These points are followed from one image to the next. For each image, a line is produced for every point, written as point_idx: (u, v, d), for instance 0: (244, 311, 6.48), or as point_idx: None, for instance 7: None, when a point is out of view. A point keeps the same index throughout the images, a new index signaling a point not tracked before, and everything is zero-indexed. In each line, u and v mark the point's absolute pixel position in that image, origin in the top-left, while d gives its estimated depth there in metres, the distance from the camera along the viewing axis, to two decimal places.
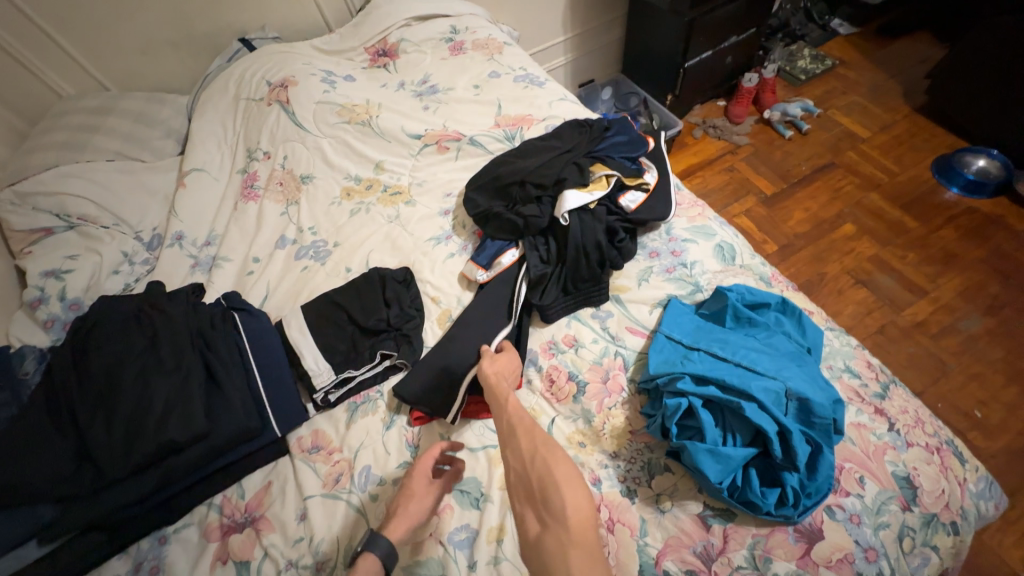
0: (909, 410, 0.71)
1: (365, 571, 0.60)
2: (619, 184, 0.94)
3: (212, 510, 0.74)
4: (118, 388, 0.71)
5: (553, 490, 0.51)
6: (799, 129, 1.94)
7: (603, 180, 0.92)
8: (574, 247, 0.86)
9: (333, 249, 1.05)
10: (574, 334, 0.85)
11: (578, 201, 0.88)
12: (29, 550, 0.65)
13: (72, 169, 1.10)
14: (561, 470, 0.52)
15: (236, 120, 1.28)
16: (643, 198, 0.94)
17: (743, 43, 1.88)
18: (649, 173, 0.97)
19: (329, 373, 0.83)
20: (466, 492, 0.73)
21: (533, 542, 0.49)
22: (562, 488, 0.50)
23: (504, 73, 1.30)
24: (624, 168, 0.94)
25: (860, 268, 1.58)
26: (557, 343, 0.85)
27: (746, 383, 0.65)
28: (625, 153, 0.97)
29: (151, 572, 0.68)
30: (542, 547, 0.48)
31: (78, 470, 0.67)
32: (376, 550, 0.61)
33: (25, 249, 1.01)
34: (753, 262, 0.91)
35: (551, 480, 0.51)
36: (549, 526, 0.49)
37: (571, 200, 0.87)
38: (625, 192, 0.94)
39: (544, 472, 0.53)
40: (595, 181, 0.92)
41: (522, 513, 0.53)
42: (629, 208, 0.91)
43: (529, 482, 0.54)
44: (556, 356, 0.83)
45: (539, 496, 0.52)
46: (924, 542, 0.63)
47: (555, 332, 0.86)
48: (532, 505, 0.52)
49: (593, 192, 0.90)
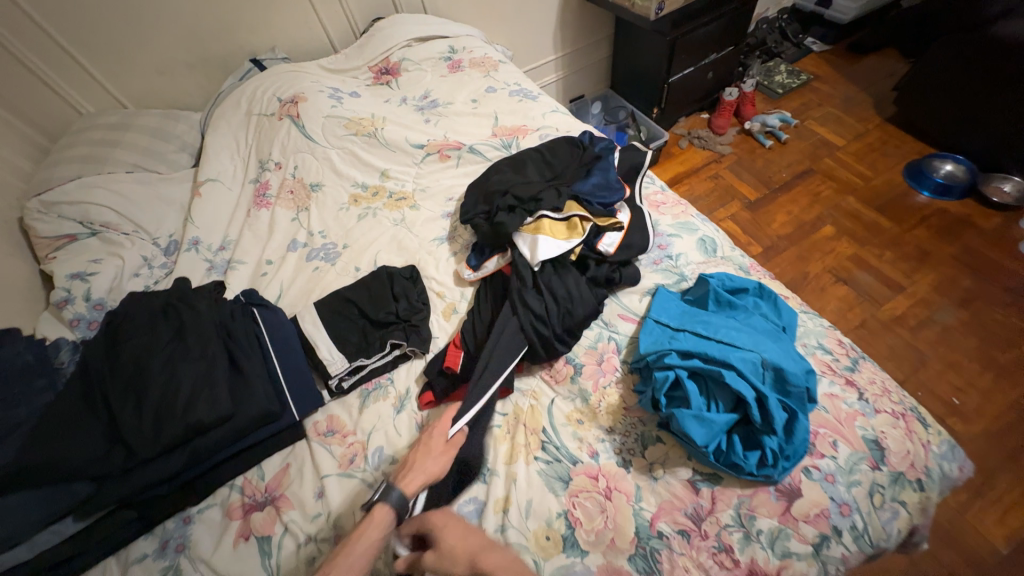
0: (876, 381, 0.78)
1: (379, 515, 0.67)
2: (594, 229, 0.95)
3: (233, 491, 0.79)
4: (147, 374, 0.76)
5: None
6: (778, 139, 2.06)
7: (576, 225, 0.93)
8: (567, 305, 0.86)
9: (342, 250, 1.12)
10: None
11: (546, 250, 0.89)
12: (66, 525, 0.69)
13: (94, 179, 1.17)
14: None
15: (248, 134, 1.36)
16: (620, 240, 0.94)
17: (723, 59, 2.01)
18: (622, 213, 0.98)
19: (342, 361, 0.88)
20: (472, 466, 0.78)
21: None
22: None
23: (500, 88, 1.40)
24: (597, 211, 0.96)
25: (841, 267, 1.67)
26: None
27: (725, 354, 0.72)
28: (602, 197, 0.98)
29: (177, 549, 0.73)
30: None
31: (110, 450, 0.70)
32: (388, 501, 0.68)
33: (51, 254, 1.07)
34: (733, 254, 0.98)
35: None
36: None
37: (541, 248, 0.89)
38: (601, 236, 0.94)
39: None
40: (567, 225, 0.93)
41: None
42: (608, 253, 0.92)
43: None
44: None
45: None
46: (893, 497, 0.69)
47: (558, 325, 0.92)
48: None
49: (564, 238, 0.91)
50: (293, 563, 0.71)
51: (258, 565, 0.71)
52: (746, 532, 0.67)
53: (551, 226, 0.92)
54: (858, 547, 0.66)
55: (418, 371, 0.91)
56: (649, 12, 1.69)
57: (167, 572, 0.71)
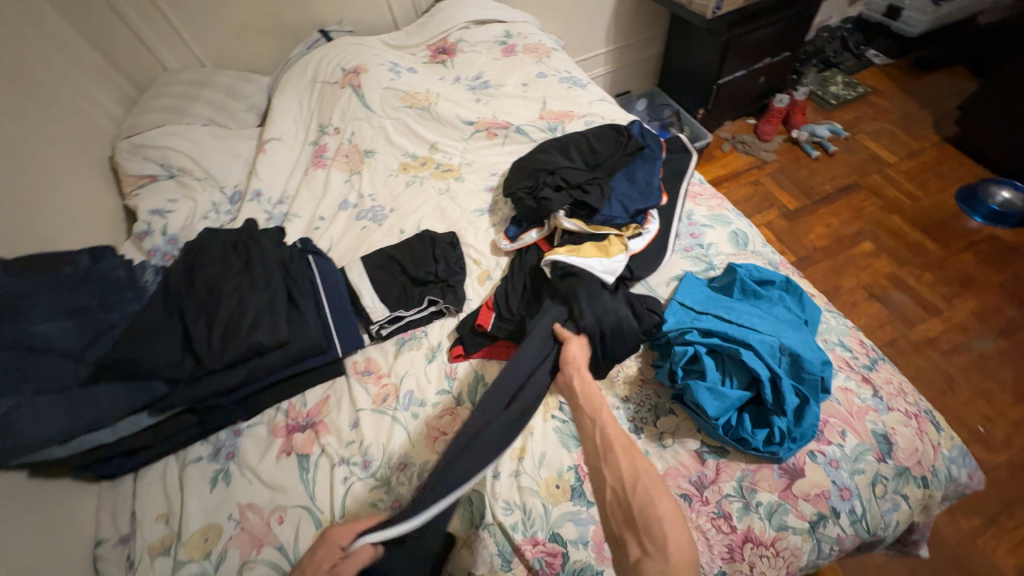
0: (893, 381, 0.80)
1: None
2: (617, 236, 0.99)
3: (279, 413, 0.88)
4: (220, 298, 0.86)
5: (658, 526, 0.51)
6: (825, 150, 2.02)
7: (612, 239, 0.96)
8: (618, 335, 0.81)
9: (389, 213, 1.19)
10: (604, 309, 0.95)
11: (613, 272, 0.90)
12: (142, 418, 0.79)
13: (175, 129, 1.28)
14: (662, 506, 0.52)
15: (311, 100, 1.45)
16: (641, 247, 0.97)
17: (777, 64, 1.98)
18: (651, 222, 1.01)
19: (383, 310, 0.96)
20: None
21: (634, 565, 0.51)
22: (664, 524, 0.51)
23: (550, 74, 1.45)
24: (620, 223, 0.99)
25: (875, 284, 1.64)
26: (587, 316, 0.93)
27: (744, 335, 0.76)
28: (633, 198, 1.00)
29: (228, 455, 0.83)
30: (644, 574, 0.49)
31: (183, 358, 0.81)
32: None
33: (134, 191, 1.19)
34: (765, 249, 1.00)
35: (653, 510, 0.52)
36: (651, 550, 0.50)
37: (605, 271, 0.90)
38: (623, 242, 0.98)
39: (644, 500, 0.53)
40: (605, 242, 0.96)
41: (623, 539, 0.53)
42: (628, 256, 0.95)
43: (625, 502, 0.55)
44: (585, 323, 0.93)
45: (639, 522, 0.52)
46: (895, 489, 0.72)
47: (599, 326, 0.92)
48: (632, 531, 0.53)
49: (614, 254, 0.93)
50: (326, 479, 0.79)
51: (296, 477, 0.79)
52: (746, 503, 0.71)
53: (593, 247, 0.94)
54: (854, 531, 0.70)
55: (451, 327, 0.98)
56: (705, 10, 1.68)
57: (218, 473, 0.81)
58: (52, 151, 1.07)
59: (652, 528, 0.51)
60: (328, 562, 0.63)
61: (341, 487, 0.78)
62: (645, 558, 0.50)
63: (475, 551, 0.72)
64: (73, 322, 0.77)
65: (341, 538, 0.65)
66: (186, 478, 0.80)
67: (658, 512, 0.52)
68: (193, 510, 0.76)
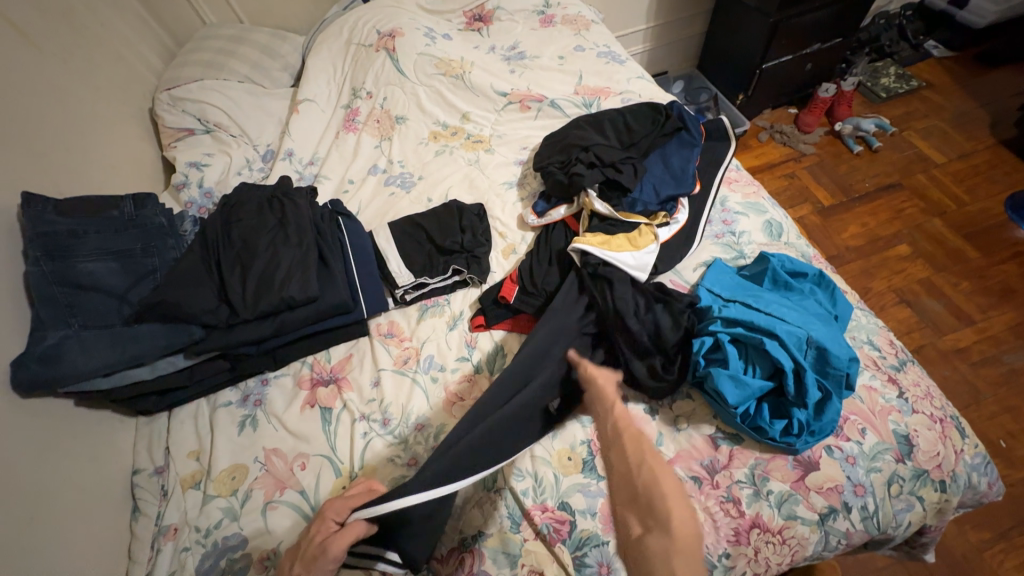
0: (921, 384, 0.78)
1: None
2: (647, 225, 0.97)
3: (304, 366, 0.91)
4: (254, 252, 0.89)
5: (661, 500, 0.66)
6: (869, 145, 1.92)
7: (644, 228, 0.94)
8: (650, 320, 0.82)
9: (418, 181, 1.19)
10: None
11: (643, 266, 0.89)
12: (178, 360, 0.83)
13: (212, 83, 1.29)
14: (665, 497, 0.67)
15: (345, 62, 1.43)
16: (668, 234, 0.95)
17: (827, 51, 1.87)
18: (681, 212, 0.98)
19: (408, 276, 0.97)
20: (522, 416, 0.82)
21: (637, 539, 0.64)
22: (668, 505, 0.65)
23: (588, 48, 1.40)
24: (649, 212, 0.97)
25: (908, 289, 1.58)
26: None
27: (771, 325, 0.75)
28: (665, 183, 0.99)
29: (256, 402, 0.87)
30: (647, 548, 0.63)
31: (218, 307, 0.83)
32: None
33: (172, 143, 1.22)
34: (799, 241, 0.98)
35: (657, 490, 0.67)
36: (652, 528, 0.65)
37: (632, 263, 0.89)
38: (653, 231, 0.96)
39: (648, 484, 0.69)
40: (636, 232, 0.93)
41: (625, 514, 0.68)
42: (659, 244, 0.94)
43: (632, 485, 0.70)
44: None
45: (643, 499, 0.67)
46: (911, 491, 0.71)
47: None
48: (635, 511, 0.67)
49: (642, 246, 0.91)
50: (347, 432, 0.82)
51: (319, 428, 0.82)
52: (756, 490, 0.71)
53: (622, 236, 0.92)
54: (864, 526, 0.70)
55: (473, 298, 0.99)
56: None
57: (246, 417, 0.85)
58: (95, 98, 1.09)
59: (654, 508, 0.66)
60: (321, 536, 0.64)
61: (361, 441, 0.80)
62: (651, 534, 0.64)
63: (486, 510, 0.74)
64: (116, 263, 0.81)
65: (336, 513, 0.65)
66: (216, 420, 0.84)
67: (661, 502, 0.66)
68: (221, 450, 0.81)
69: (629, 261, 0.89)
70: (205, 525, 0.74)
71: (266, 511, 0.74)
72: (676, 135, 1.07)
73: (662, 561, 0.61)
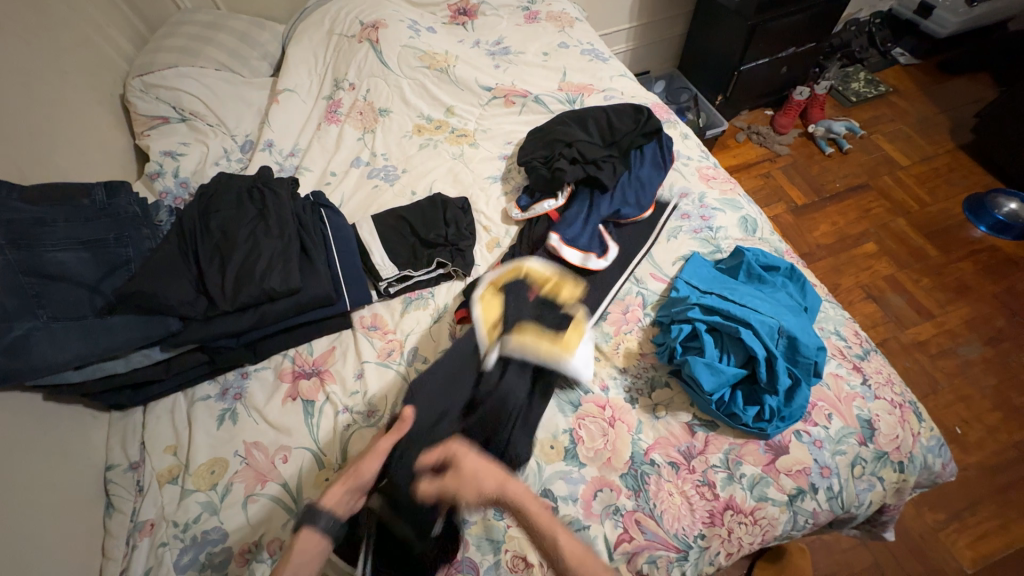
0: (883, 371, 0.83)
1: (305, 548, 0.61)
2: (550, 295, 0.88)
3: (286, 359, 0.90)
4: (233, 243, 0.87)
5: None
6: (839, 148, 2.00)
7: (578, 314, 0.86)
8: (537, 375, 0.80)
9: (401, 174, 1.19)
10: (641, 299, 0.93)
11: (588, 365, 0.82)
12: (154, 352, 0.81)
13: (187, 70, 1.25)
14: None
15: (327, 52, 1.40)
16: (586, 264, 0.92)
17: (802, 55, 1.94)
18: (603, 258, 0.94)
19: (392, 268, 0.97)
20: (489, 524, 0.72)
21: None
22: None
23: (572, 45, 1.42)
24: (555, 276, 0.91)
25: (874, 285, 1.66)
26: (626, 302, 0.93)
27: (746, 315, 0.78)
28: (633, 190, 1.03)
29: (236, 396, 0.85)
30: None
31: (196, 298, 0.82)
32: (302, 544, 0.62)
33: (145, 132, 1.19)
34: (772, 237, 1.01)
35: None
36: None
37: (580, 369, 0.79)
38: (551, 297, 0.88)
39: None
40: (570, 322, 0.84)
41: None
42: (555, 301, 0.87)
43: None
44: (620, 298, 0.93)
45: None
46: (872, 471, 0.76)
47: (624, 301, 0.93)
48: None
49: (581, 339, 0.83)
50: (330, 424, 0.82)
51: (300, 421, 0.82)
52: (730, 474, 0.74)
53: (555, 331, 0.82)
54: (829, 506, 0.74)
55: (457, 291, 0.99)
56: None
57: (225, 412, 0.83)
58: (62, 82, 1.05)
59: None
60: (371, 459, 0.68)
61: (344, 433, 0.80)
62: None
63: None
64: (87, 253, 0.79)
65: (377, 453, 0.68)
66: (194, 414, 0.83)
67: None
68: (200, 445, 0.79)
69: (581, 368, 0.79)
70: (183, 520, 0.73)
71: (246, 505, 0.73)
72: (657, 133, 1.09)
73: None
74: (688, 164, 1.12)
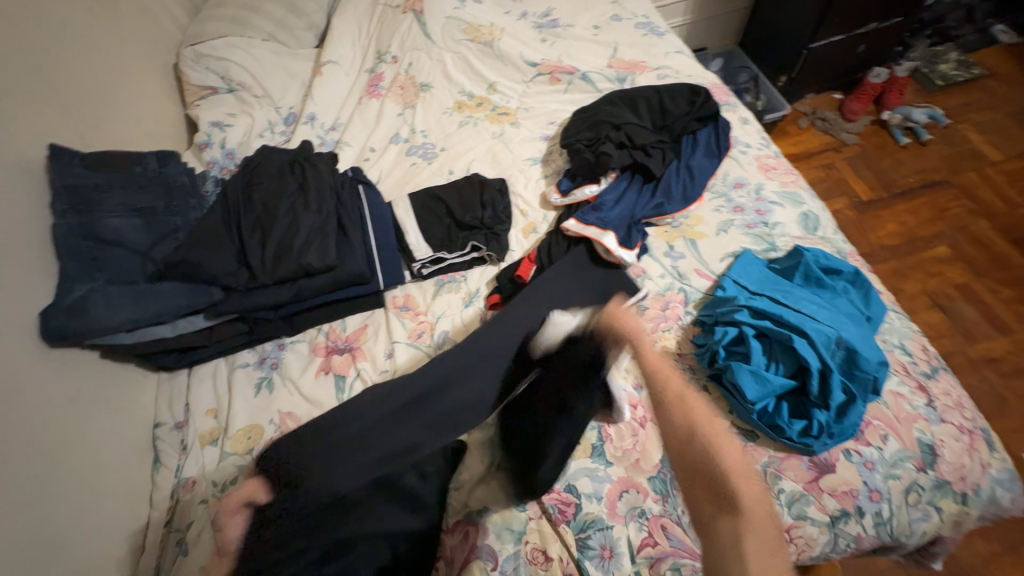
0: (952, 393, 0.75)
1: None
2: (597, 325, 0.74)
3: (320, 334, 0.92)
4: (274, 216, 0.88)
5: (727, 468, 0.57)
6: (918, 138, 1.80)
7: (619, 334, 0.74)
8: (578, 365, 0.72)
9: (439, 152, 1.16)
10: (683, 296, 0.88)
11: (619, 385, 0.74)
12: (198, 320, 0.84)
13: (236, 41, 1.25)
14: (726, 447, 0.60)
15: (371, 22, 1.37)
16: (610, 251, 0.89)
17: (884, 31, 1.74)
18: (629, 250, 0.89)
19: (426, 250, 0.96)
20: (511, 528, 0.70)
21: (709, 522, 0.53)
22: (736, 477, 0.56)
23: (626, 18, 1.33)
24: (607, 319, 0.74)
25: (942, 293, 1.51)
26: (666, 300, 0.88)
27: (800, 322, 0.73)
28: (682, 181, 0.96)
29: (273, 365, 0.88)
30: (716, 530, 0.52)
31: (238, 269, 0.84)
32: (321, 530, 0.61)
33: (195, 101, 1.21)
34: (835, 236, 0.93)
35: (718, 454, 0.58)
36: (722, 511, 0.53)
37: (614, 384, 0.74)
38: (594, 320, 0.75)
39: (709, 460, 0.57)
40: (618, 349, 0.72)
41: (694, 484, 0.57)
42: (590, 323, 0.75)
43: (680, 434, 0.62)
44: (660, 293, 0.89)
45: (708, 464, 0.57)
46: (929, 500, 0.69)
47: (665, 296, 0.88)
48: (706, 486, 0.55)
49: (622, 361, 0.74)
50: None
51: (332, 395, 0.84)
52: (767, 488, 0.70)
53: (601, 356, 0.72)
54: (875, 532, 0.68)
55: (490, 276, 0.97)
56: None
57: (263, 380, 0.86)
58: (119, 49, 1.08)
59: (724, 488, 0.54)
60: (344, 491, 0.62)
61: None
62: (723, 520, 0.52)
63: (493, 488, 0.73)
64: (139, 220, 0.83)
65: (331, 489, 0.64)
66: (234, 380, 0.86)
67: (725, 467, 0.56)
68: (239, 409, 0.83)
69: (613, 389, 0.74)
70: (220, 479, 0.77)
71: None
72: (714, 118, 1.01)
73: (734, 549, 0.50)
74: (746, 152, 1.03)
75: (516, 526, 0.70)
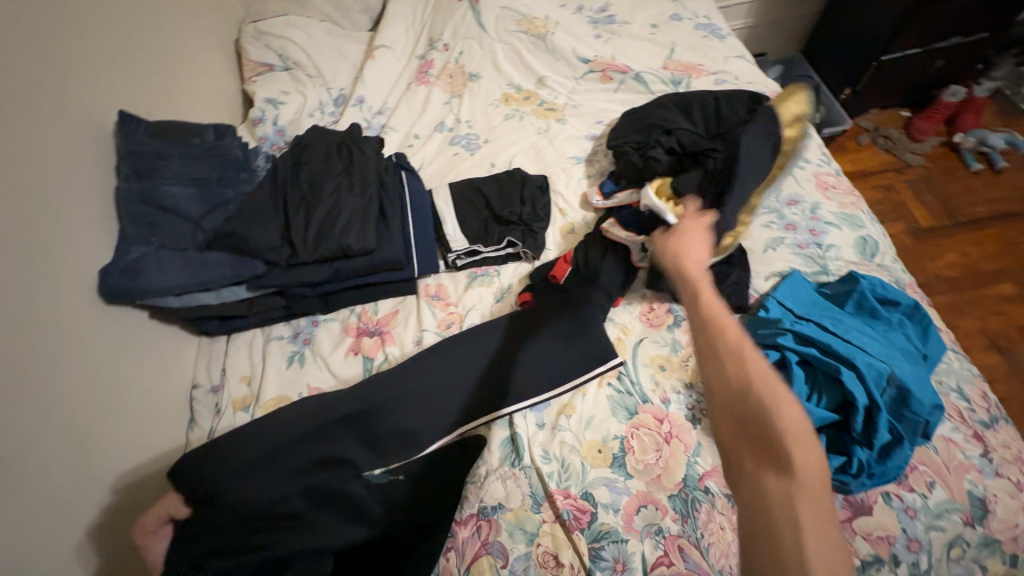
0: (1012, 446, 0.69)
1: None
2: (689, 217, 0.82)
3: (352, 315, 0.93)
4: (319, 196, 0.90)
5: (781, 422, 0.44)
6: (992, 164, 1.67)
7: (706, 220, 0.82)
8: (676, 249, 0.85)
9: (483, 144, 1.16)
10: None
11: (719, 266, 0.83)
12: (240, 291, 0.87)
13: (295, 20, 1.28)
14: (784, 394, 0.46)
15: (426, 9, 1.37)
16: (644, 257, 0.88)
17: (966, 46, 1.61)
18: None
19: (462, 241, 0.96)
20: (523, 528, 0.70)
21: (750, 476, 0.44)
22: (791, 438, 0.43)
23: (687, 18, 1.28)
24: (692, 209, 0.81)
25: (1003, 334, 1.40)
26: None
27: (851, 354, 0.69)
28: None
29: (305, 341, 0.91)
30: (764, 493, 0.42)
31: (281, 246, 0.87)
32: None
33: (252, 77, 1.24)
34: (894, 265, 0.87)
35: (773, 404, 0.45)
36: (770, 467, 0.43)
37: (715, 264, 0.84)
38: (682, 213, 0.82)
39: (761, 416, 0.45)
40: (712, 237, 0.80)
41: (739, 439, 0.46)
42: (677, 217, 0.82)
43: (725, 381, 0.49)
44: None
45: (758, 415, 0.46)
46: (975, 558, 0.63)
47: None
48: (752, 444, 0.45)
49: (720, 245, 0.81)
50: None
51: (361, 374, 0.86)
52: None
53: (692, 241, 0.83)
54: None
55: (524, 273, 0.97)
56: None
57: (295, 354, 0.89)
58: (187, 23, 1.12)
59: (776, 448, 0.44)
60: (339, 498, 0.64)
61: None
62: (765, 476, 0.43)
63: (509, 485, 0.73)
64: (194, 190, 0.86)
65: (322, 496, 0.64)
66: (269, 351, 0.89)
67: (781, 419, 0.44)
68: (270, 380, 0.86)
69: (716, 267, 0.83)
70: None
71: None
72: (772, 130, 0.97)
73: (786, 513, 0.40)
74: (804, 167, 0.98)
75: (527, 530, 0.70)
